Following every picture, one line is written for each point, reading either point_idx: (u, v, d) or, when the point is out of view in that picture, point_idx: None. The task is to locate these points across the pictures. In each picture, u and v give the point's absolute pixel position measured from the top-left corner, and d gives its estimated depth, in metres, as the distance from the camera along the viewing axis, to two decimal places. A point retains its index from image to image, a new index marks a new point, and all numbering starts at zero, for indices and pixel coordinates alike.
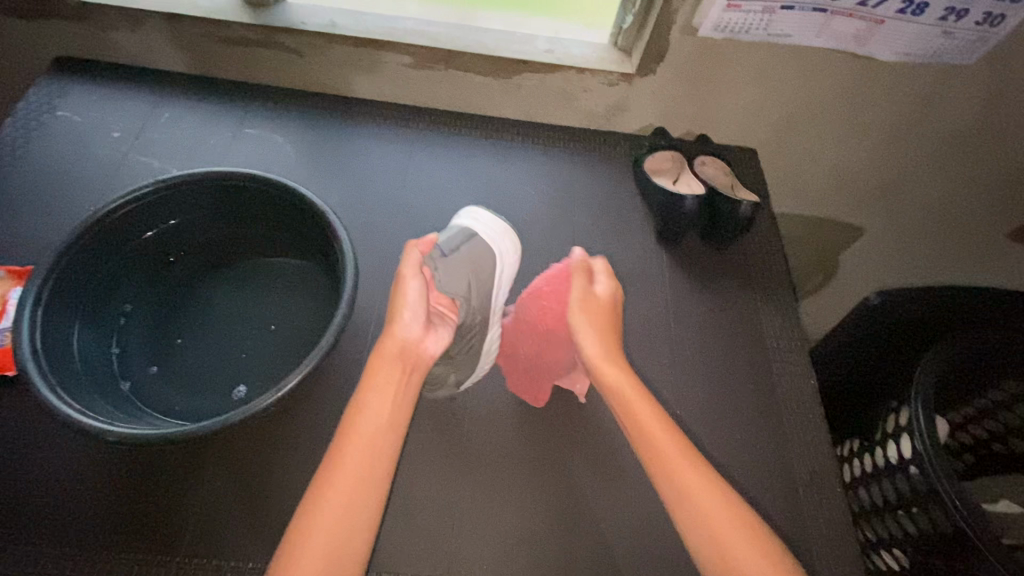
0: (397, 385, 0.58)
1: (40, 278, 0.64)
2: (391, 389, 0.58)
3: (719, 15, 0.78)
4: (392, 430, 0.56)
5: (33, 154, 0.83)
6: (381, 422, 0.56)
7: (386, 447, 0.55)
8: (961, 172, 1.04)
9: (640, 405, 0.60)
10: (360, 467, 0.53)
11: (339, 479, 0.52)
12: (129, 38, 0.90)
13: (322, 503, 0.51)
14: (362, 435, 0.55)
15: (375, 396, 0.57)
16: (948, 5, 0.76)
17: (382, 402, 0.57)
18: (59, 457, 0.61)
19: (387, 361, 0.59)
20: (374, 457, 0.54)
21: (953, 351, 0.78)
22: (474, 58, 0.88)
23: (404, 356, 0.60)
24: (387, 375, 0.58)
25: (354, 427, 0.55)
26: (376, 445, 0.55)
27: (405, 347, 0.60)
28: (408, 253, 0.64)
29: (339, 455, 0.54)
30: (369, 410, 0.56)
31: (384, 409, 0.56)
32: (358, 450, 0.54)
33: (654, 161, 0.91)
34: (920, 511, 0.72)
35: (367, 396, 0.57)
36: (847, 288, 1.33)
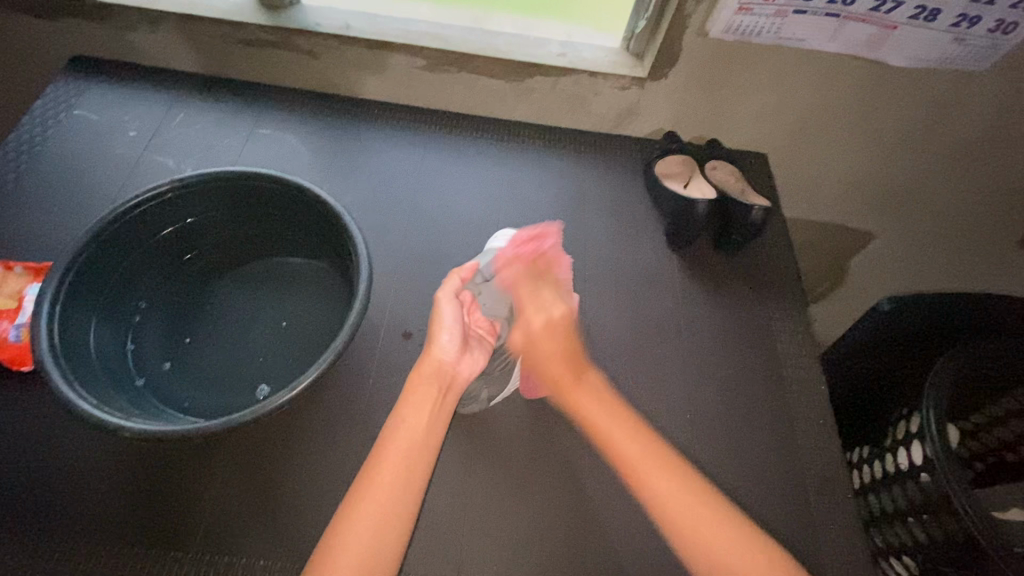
0: (432, 403, 0.61)
1: (59, 274, 0.65)
2: (426, 406, 0.60)
3: (731, 19, 0.78)
4: (426, 447, 0.58)
5: (51, 152, 0.84)
6: (416, 438, 0.58)
7: (419, 463, 0.58)
8: (972, 178, 1.03)
9: (618, 428, 0.63)
10: (396, 480, 0.56)
11: (375, 491, 0.55)
12: (147, 39, 0.91)
13: (360, 513, 0.54)
14: (399, 449, 0.57)
15: (411, 413, 0.60)
16: (960, 11, 0.76)
17: (418, 419, 0.59)
18: (75, 452, 0.61)
19: (423, 379, 0.62)
20: (410, 470, 0.57)
21: (964, 359, 0.78)
22: (487, 61, 0.88)
23: (439, 376, 0.62)
24: (422, 391, 0.61)
25: (390, 442, 0.58)
26: (410, 460, 0.57)
27: (441, 368, 0.63)
28: (448, 279, 0.66)
29: (376, 468, 0.56)
30: (405, 426, 0.59)
31: (420, 425, 0.59)
32: (394, 463, 0.57)
33: (665, 165, 0.92)
34: (930, 518, 0.72)
35: (404, 412, 0.60)
36: (856, 294, 1.33)
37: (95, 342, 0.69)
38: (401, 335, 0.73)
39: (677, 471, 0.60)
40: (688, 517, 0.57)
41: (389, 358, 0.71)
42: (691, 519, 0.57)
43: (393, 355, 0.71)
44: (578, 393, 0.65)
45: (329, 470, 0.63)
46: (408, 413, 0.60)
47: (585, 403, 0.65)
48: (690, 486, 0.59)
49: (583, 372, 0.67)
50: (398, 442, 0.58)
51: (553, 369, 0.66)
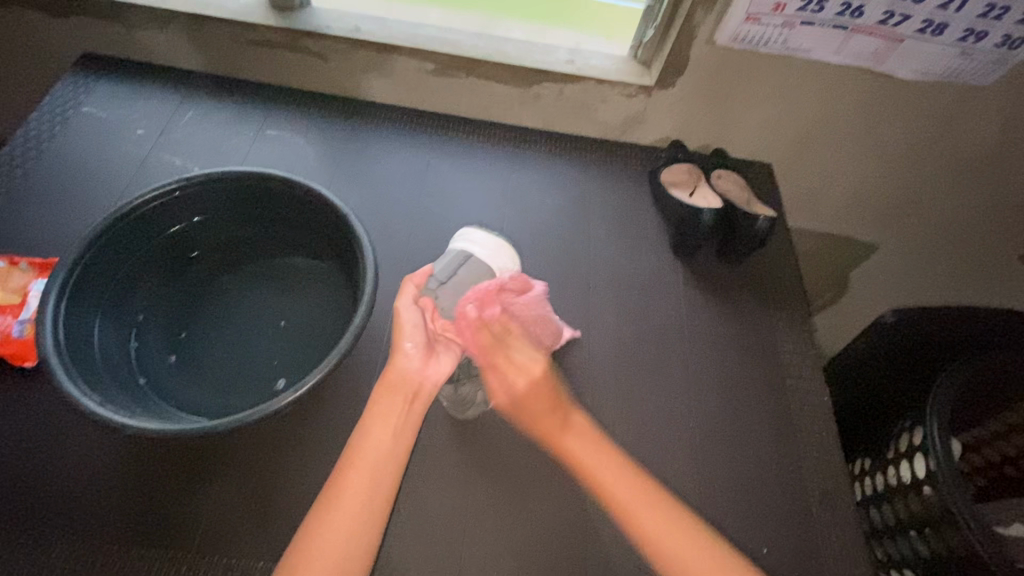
0: (398, 414, 0.60)
1: (63, 272, 0.66)
2: (391, 420, 0.59)
3: (739, 28, 0.79)
4: (390, 459, 0.58)
5: (58, 148, 0.84)
6: (382, 453, 0.57)
7: (384, 478, 0.56)
8: (976, 193, 1.04)
9: (602, 469, 0.60)
10: (360, 498, 0.55)
11: (340, 509, 0.54)
12: (156, 38, 0.91)
13: (326, 534, 0.52)
14: (362, 466, 0.56)
15: (374, 428, 0.59)
16: (968, 26, 0.77)
17: (383, 433, 0.58)
18: (75, 449, 0.61)
19: (388, 393, 0.61)
20: (373, 488, 0.56)
21: (968, 372, 0.78)
22: (495, 66, 0.89)
23: (405, 386, 0.61)
24: (388, 405, 0.60)
25: (355, 458, 0.57)
26: (375, 476, 0.56)
27: (405, 378, 0.61)
28: (403, 287, 0.66)
29: (341, 485, 0.55)
30: (372, 437, 0.58)
31: (384, 440, 0.58)
32: (357, 481, 0.55)
33: (670, 174, 0.92)
34: (933, 532, 0.71)
35: (369, 428, 0.59)
36: (859, 306, 1.33)
37: (99, 339, 0.69)
38: None
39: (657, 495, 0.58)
40: (668, 545, 0.55)
41: (390, 361, 0.70)
42: (669, 540, 0.55)
43: None
44: (565, 437, 0.61)
45: (328, 473, 0.62)
46: (374, 428, 0.59)
47: (578, 449, 0.61)
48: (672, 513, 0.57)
49: (572, 419, 0.63)
50: (362, 458, 0.57)
51: (544, 415, 0.62)
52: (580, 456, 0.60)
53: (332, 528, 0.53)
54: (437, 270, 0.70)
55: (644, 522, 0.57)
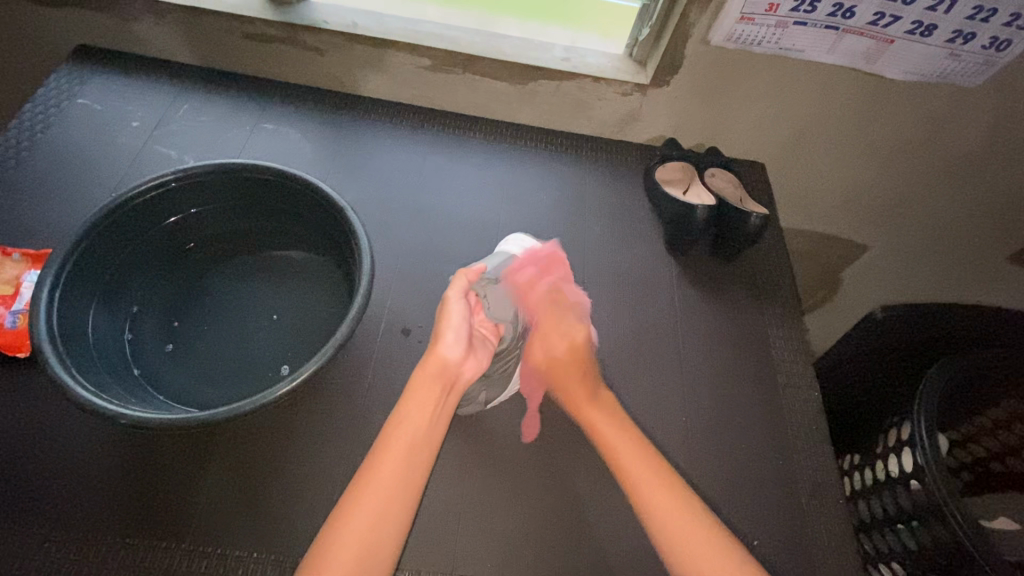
0: (435, 402, 0.62)
1: (59, 260, 0.66)
2: (427, 406, 0.61)
3: (733, 27, 0.80)
4: (424, 445, 0.59)
5: (52, 140, 0.84)
6: (416, 436, 0.59)
7: (418, 463, 0.58)
8: (965, 193, 1.05)
9: (615, 441, 0.65)
10: (394, 480, 0.56)
11: (377, 488, 0.55)
12: (152, 30, 0.91)
13: (362, 511, 0.54)
14: (399, 446, 0.58)
15: (411, 411, 0.60)
16: (956, 28, 0.78)
17: (420, 417, 0.60)
18: (68, 439, 0.61)
19: (426, 378, 0.62)
20: (410, 469, 0.57)
21: (955, 368, 0.80)
22: (492, 63, 0.89)
23: (443, 375, 0.63)
24: (426, 389, 0.62)
25: (391, 442, 0.58)
26: (410, 457, 0.58)
27: (444, 365, 0.64)
28: (456, 279, 0.68)
29: (376, 466, 0.56)
30: (407, 421, 0.60)
31: (421, 422, 0.60)
32: (395, 461, 0.57)
33: (664, 172, 0.94)
34: (920, 525, 0.73)
35: (402, 412, 0.60)
36: (850, 304, 1.34)
37: (93, 328, 0.69)
38: (399, 332, 0.73)
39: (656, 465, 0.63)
40: (653, 501, 0.61)
41: (386, 354, 0.71)
42: (650, 495, 0.61)
43: (392, 351, 0.71)
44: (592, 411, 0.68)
45: (323, 465, 0.62)
46: (408, 413, 0.60)
47: (598, 421, 0.67)
48: (661, 477, 0.62)
49: (600, 394, 0.69)
50: (398, 440, 0.58)
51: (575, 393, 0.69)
52: (602, 429, 0.66)
53: (370, 503, 0.54)
54: (488, 269, 0.74)
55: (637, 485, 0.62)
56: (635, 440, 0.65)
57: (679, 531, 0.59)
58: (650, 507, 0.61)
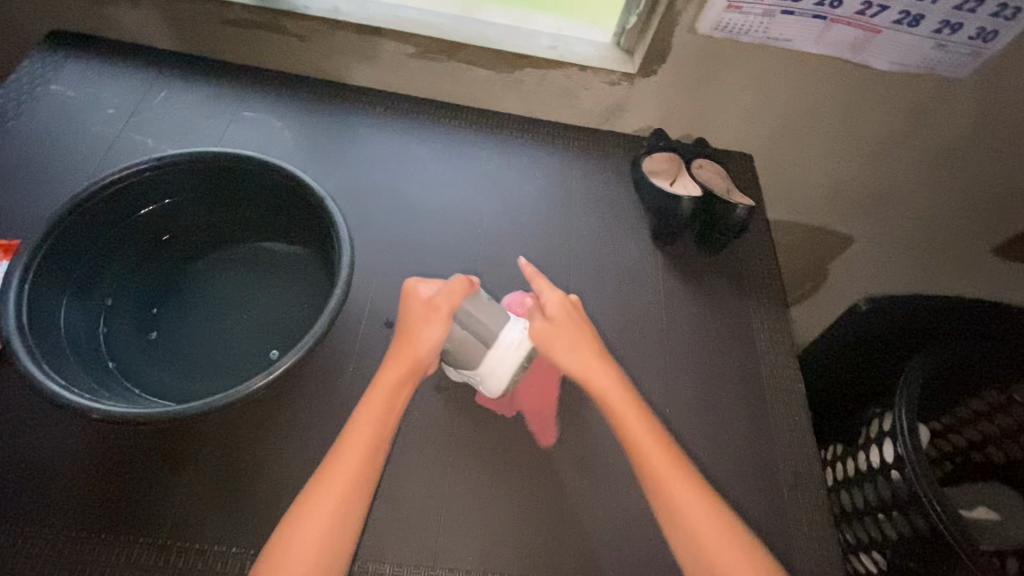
0: (401, 397, 0.61)
1: (31, 250, 0.65)
2: (393, 400, 0.60)
3: (719, 16, 0.79)
4: (382, 444, 0.58)
5: (24, 128, 0.82)
6: (378, 435, 0.58)
7: (376, 458, 0.57)
8: (950, 185, 1.06)
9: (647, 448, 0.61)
10: (352, 475, 0.55)
11: (334, 490, 0.54)
12: (128, 15, 0.88)
13: (318, 511, 0.53)
14: (359, 446, 0.57)
15: (373, 410, 0.59)
16: (943, 19, 0.78)
17: (382, 417, 0.59)
18: (41, 435, 0.60)
19: (393, 373, 0.61)
20: (369, 465, 0.57)
21: (938, 358, 0.80)
22: (477, 52, 0.88)
23: (412, 372, 0.62)
24: (392, 387, 0.61)
25: (351, 436, 0.57)
26: (370, 454, 0.57)
27: (416, 363, 0.62)
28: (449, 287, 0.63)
29: (333, 467, 0.56)
30: (369, 417, 0.59)
31: (384, 415, 0.59)
32: (353, 461, 0.56)
33: (651, 163, 0.92)
34: (900, 515, 0.73)
35: (363, 409, 0.59)
36: (837, 296, 1.35)
37: (65, 323, 0.68)
38: (382, 324, 0.72)
39: (679, 464, 0.61)
40: (683, 503, 0.58)
41: (368, 346, 0.70)
42: (681, 497, 0.58)
43: (373, 344, 0.70)
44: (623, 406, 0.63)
45: (302, 460, 0.62)
46: (370, 407, 0.59)
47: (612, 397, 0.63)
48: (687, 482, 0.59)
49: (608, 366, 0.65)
50: (357, 439, 0.57)
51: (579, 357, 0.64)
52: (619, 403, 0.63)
53: (325, 503, 0.53)
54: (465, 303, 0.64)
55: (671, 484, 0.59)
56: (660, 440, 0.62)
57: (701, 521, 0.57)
58: (661, 483, 0.59)
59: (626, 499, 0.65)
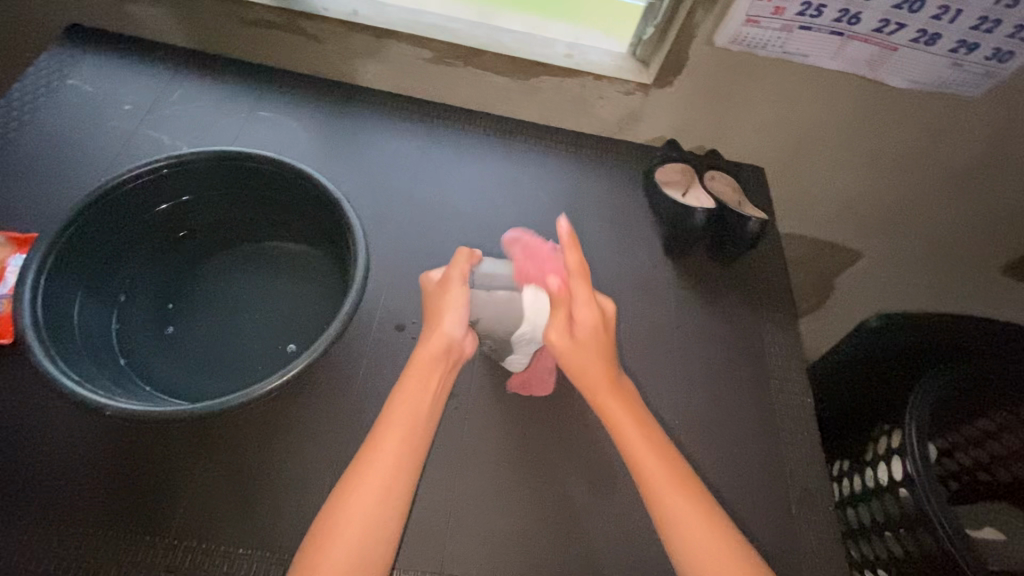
0: (438, 378, 0.62)
1: (46, 246, 0.65)
2: (430, 381, 0.61)
3: (737, 29, 0.79)
4: (423, 423, 0.59)
5: (41, 122, 0.82)
6: (415, 414, 0.59)
7: (417, 440, 0.58)
8: (961, 204, 1.06)
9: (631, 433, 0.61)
10: (393, 461, 0.55)
11: (377, 469, 0.55)
12: (147, 12, 0.88)
13: (359, 497, 0.53)
14: (399, 424, 0.58)
15: (410, 388, 0.60)
16: (960, 38, 0.78)
17: (420, 395, 0.60)
18: (51, 430, 0.59)
19: (427, 353, 0.63)
20: (411, 445, 0.57)
21: (947, 378, 0.80)
22: (494, 58, 0.88)
23: (447, 351, 0.63)
24: (426, 367, 0.62)
25: (391, 419, 0.58)
26: (410, 435, 0.58)
27: (449, 342, 0.63)
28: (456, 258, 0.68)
29: (373, 447, 0.56)
30: (409, 398, 0.60)
31: (424, 396, 0.60)
32: (395, 440, 0.57)
33: (664, 173, 0.92)
34: (908, 533, 0.73)
35: (401, 391, 0.60)
36: (843, 310, 1.35)
37: (79, 319, 0.68)
38: (393, 327, 0.72)
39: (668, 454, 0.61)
40: (661, 490, 0.58)
41: (379, 349, 0.70)
42: (663, 487, 0.58)
43: (385, 347, 0.70)
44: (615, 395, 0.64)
45: (311, 462, 0.61)
46: (409, 387, 0.60)
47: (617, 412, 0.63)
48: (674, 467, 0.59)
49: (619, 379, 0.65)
50: (399, 418, 0.58)
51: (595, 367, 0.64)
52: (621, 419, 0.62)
53: (366, 488, 0.54)
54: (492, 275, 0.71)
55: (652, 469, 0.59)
56: (646, 431, 0.62)
57: (700, 541, 0.55)
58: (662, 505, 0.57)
59: (635, 508, 0.65)
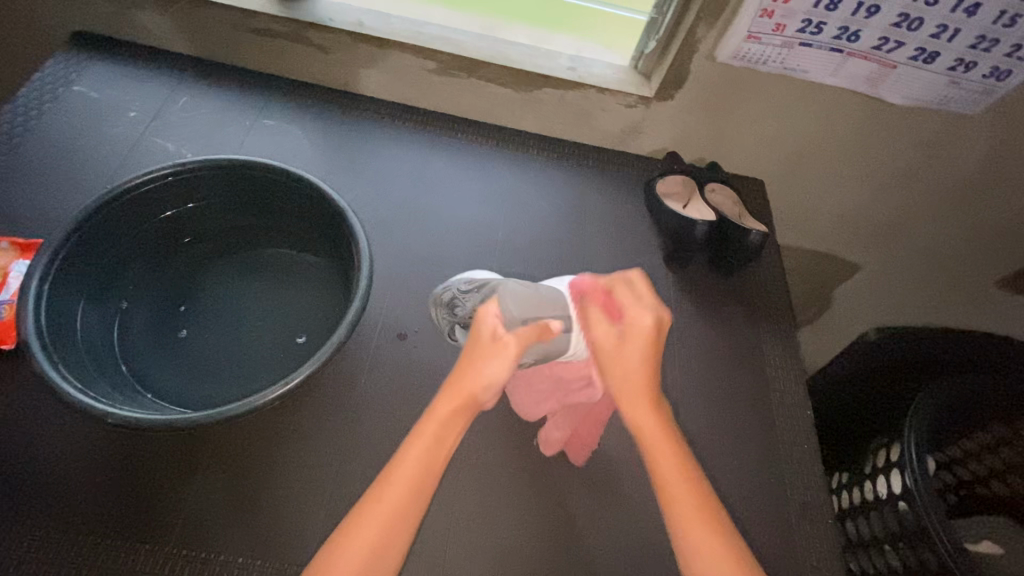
0: (452, 434, 0.58)
1: (51, 250, 0.65)
2: (449, 432, 0.57)
3: (740, 46, 0.80)
4: (427, 480, 0.55)
5: (45, 128, 0.82)
6: (426, 465, 0.55)
7: (422, 497, 0.54)
8: (957, 219, 1.07)
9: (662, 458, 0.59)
10: (391, 515, 0.52)
11: (369, 524, 0.52)
12: (154, 20, 0.89)
13: (354, 545, 0.51)
14: (404, 480, 0.54)
15: (424, 442, 0.56)
16: (958, 56, 0.79)
17: (436, 450, 0.56)
18: (52, 436, 0.59)
19: (450, 405, 0.59)
20: (414, 503, 0.54)
21: (944, 391, 0.81)
22: (499, 69, 0.89)
23: (466, 403, 0.59)
24: (447, 418, 0.58)
25: (398, 469, 0.55)
26: (414, 491, 0.54)
27: (472, 397, 0.59)
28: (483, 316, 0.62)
29: (374, 501, 0.53)
30: (417, 452, 0.56)
31: (437, 449, 0.56)
32: (396, 495, 0.53)
33: (665, 185, 0.93)
34: (907, 546, 0.73)
35: (413, 441, 0.57)
36: (842, 322, 1.36)
37: (81, 324, 0.68)
38: (395, 336, 0.72)
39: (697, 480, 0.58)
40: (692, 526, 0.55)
41: (382, 358, 0.70)
42: (688, 515, 0.56)
43: (387, 357, 0.70)
44: (648, 419, 0.61)
45: (311, 472, 0.61)
46: (422, 441, 0.57)
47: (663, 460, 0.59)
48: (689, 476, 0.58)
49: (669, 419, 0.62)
50: (402, 473, 0.55)
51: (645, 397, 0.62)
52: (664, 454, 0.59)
53: (360, 543, 0.51)
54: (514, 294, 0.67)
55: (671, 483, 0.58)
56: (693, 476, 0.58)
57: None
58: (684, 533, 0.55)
59: (633, 517, 0.65)
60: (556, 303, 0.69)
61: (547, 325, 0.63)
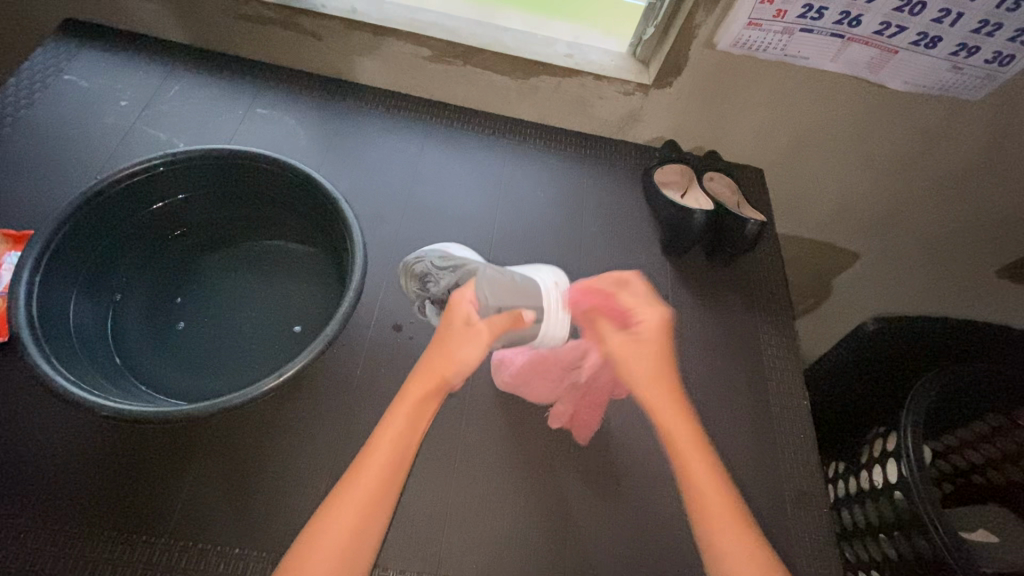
0: (420, 415, 0.65)
1: (43, 242, 0.65)
2: (418, 415, 0.64)
3: (739, 32, 0.79)
4: (398, 463, 0.61)
5: (35, 117, 0.81)
6: (400, 446, 0.62)
7: (393, 478, 0.60)
8: (958, 207, 1.06)
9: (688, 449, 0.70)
10: (369, 494, 0.58)
11: (352, 501, 0.57)
12: (144, 7, 0.88)
13: (339, 522, 0.56)
14: (377, 460, 0.60)
15: (397, 425, 0.63)
16: (960, 41, 0.77)
17: (408, 432, 0.63)
18: (46, 428, 0.59)
19: (420, 389, 0.66)
20: (388, 481, 0.60)
21: (942, 381, 0.80)
22: (494, 56, 0.87)
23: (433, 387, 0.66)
24: (418, 401, 0.65)
25: (372, 449, 0.61)
26: (385, 473, 0.60)
27: (442, 380, 0.67)
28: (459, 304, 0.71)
29: (358, 481, 0.59)
30: (388, 432, 0.62)
31: (409, 429, 0.63)
32: (373, 475, 0.59)
33: (662, 174, 0.93)
34: (902, 535, 0.73)
35: (386, 426, 0.63)
36: (841, 311, 1.36)
37: (74, 316, 0.68)
38: (391, 327, 0.71)
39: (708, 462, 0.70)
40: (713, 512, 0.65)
41: (377, 349, 0.70)
42: (712, 507, 0.66)
43: (382, 348, 0.70)
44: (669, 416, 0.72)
45: (306, 462, 0.61)
46: (396, 421, 0.63)
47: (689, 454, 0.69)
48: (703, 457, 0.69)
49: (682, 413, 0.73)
50: (376, 456, 0.61)
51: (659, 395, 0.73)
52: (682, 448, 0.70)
53: (346, 517, 0.57)
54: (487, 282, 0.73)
55: (692, 469, 0.68)
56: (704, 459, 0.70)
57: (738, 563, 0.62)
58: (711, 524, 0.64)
59: (628, 507, 0.65)
60: (529, 294, 0.74)
61: (520, 313, 0.72)
